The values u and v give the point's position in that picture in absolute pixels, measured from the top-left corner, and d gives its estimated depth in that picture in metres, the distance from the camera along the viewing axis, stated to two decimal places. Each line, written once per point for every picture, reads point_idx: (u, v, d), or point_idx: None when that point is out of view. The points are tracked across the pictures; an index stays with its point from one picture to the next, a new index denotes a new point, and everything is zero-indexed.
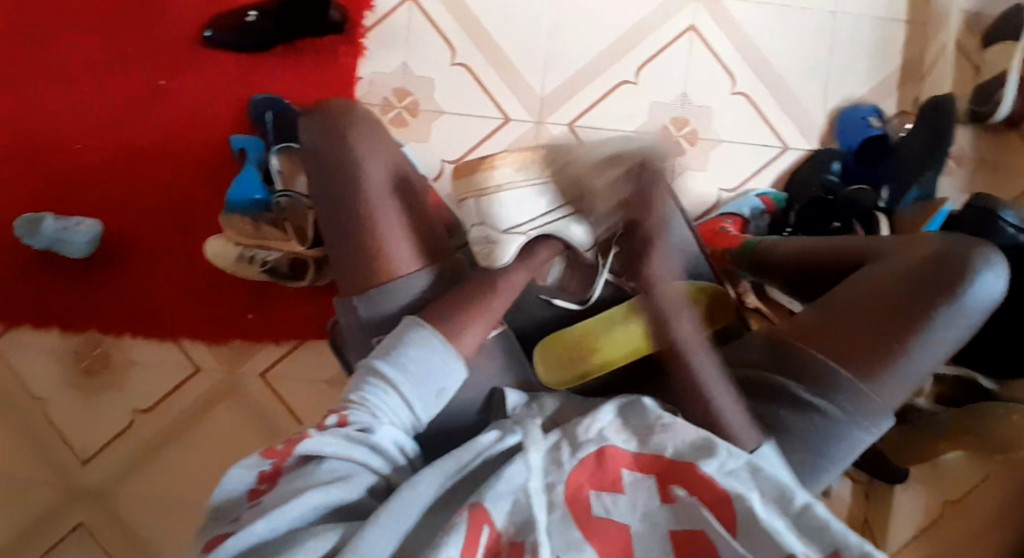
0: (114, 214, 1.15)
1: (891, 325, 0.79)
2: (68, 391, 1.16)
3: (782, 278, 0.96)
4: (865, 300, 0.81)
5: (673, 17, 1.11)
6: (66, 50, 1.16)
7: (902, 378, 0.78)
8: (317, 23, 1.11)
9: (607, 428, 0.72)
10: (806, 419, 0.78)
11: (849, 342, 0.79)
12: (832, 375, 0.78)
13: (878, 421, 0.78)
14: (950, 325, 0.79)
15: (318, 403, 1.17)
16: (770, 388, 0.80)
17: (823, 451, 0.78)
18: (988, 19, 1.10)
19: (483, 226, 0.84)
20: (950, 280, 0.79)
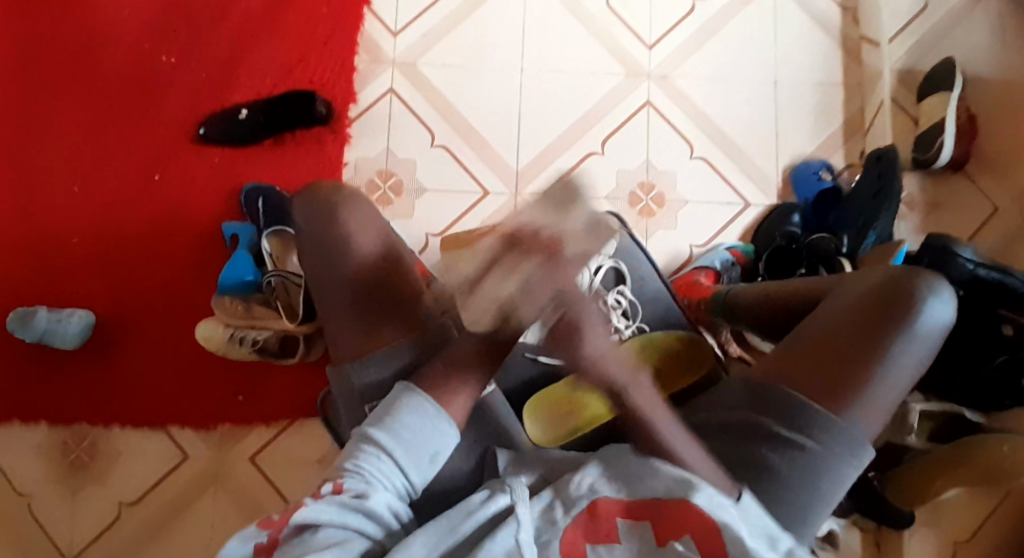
0: (105, 303, 1.18)
1: (853, 357, 0.79)
2: (54, 486, 1.14)
3: (754, 321, 0.96)
4: (824, 333, 0.81)
5: (631, 94, 1.21)
6: (62, 151, 1.21)
7: (874, 408, 0.78)
8: (303, 116, 1.19)
9: (598, 482, 0.75)
10: (788, 454, 0.77)
11: (815, 377, 0.79)
12: (806, 410, 0.78)
13: (856, 452, 0.77)
14: (908, 351, 0.79)
15: (307, 483, 1.14)
16: (750, 427, 0.79)
17: (810, 492, 0.77)
18: (920, 73, 1.20)
19: (460, 286, 0.79)
20: (902, 306, 0.80)
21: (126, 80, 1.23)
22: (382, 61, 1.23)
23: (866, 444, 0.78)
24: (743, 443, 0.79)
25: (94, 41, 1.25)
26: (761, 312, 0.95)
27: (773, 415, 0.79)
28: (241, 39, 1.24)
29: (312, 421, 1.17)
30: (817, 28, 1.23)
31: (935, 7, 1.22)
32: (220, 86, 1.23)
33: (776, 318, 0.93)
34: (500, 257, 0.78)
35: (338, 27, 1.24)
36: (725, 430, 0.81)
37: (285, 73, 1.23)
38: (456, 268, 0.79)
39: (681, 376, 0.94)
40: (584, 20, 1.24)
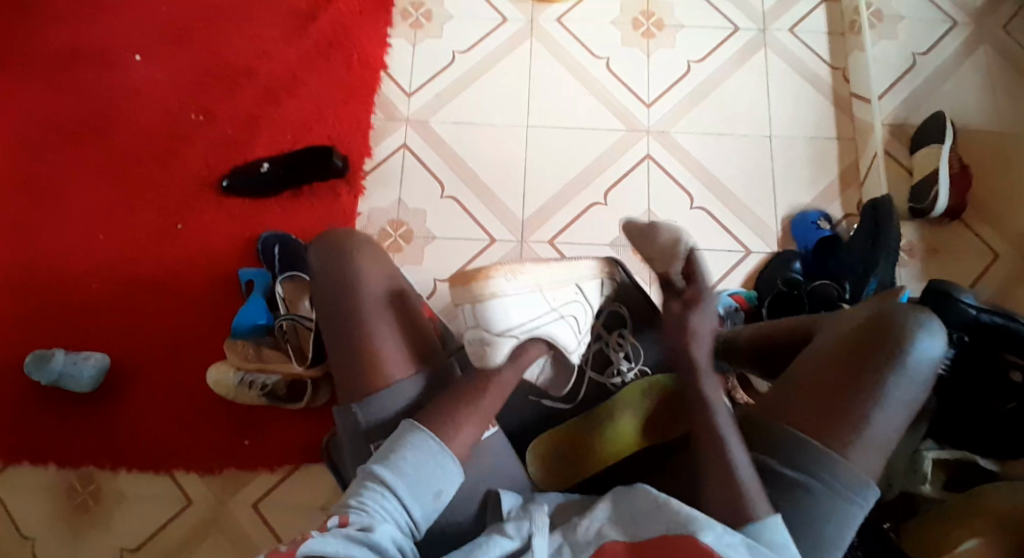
0: (121, 347, 1.21)
1: (847, 389, 0.76)
2: (58, 530, 1.13)
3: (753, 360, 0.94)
4: (817, 367, 0.79)
5: (632, 148, 1.26)
6: (92, 203, 1.28)
7: (874, 444, 0.75)
8: (321, 168, 1.25)
9: (606, 526, 0.72)
10: (789, 494, 0.75)
11: (810, 411, 0.77)
12: (803, 447, 0.76)
13: (859, 491, 0.74)
14: (901, 385, 0.76)
15: (309, 530, 1.13)
16: (749, 467, 0.78)
17: (815, 530, 0.74)
18: (912, 126, 1.25)
19: (478, 328, 0.84)
20: (891, 338, 0.77)
21: (155, 138, 1.31)
22: (395, 119, 1.31)
23: (871, 480, 0.75)
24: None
25: (127, 103, 1.33)
26: (760, 350, 0.92)
27: (772, 454, 0.77)
28: (264, 99, 1.32)
29: (317, 465, 1.16)
30: (809, 88, 1.29)
31: (921, 67, 1.29)
32: (244, 143, 1.30)
33: (779, 352, 0.90)
34: (517, 302, 0.84)
35: (354, 88, 1.32)
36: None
37: (304, 130, 1.30)
38: (471, 311, 0.84)
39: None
40: (585, 81, 1.31)
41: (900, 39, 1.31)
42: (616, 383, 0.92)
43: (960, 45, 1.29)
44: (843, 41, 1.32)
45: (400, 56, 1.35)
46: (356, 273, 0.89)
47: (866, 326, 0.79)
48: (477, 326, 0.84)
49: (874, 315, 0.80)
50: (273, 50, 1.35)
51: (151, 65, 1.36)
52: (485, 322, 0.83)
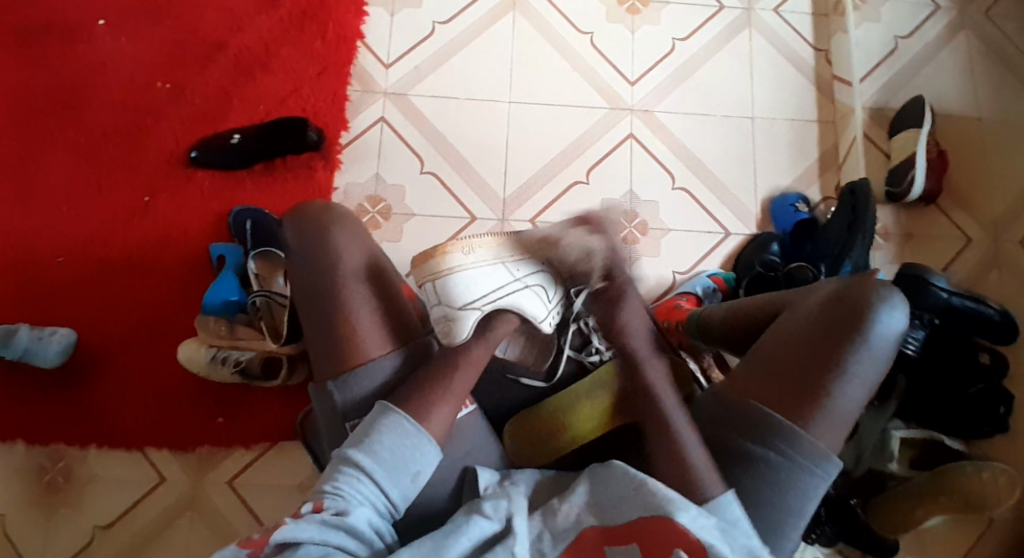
0: (89, 323, 1.17)
1: (810, 365, 0.78)
2: (26, 508, 1.11)
3: (721, 338, 0.96)
4: (781, 344, 0.81)
5: (615, 127, 1.25)
6: (57, 173, 1.23)
7: (836, 418, 0.77)
8: (295, 142, 1.21)
9: (584, 512, 0.73)
10: (752, 468, 0.76)
11: (773, 387, 0.78)
12: (768, 422, 0.77)
13: (823, 464, 0.76)
14: (865, 361, 0.78)
15: (286, 510, 1.12)
16: (721, 446, 0.79)
17: (778, 504, 0.76)
18: (892, 110, 1.26)
19: (441, 304, 0.87)
20: (853, 314, 0.79)
21: (122, 107, 1.27)
22: (374, 92, 1.27)
23: (832, 454, 0.76)
24: (707, 460, 0.78)
25: (93, 70, 1.28)
26: (729, 328, 0.95)
27: (739, 430, 0.78)
28: (236, 69, 1.28)
29: (292, 444, 1.15)
30: (792, 69, 1.29)
31: (903, 51, 1.29)
32: (214, 114, 1.26)
33: (745, 329, 0.92)
34: (476, 276, 0.87)
35: (331, 59, 1.28)
36: (692, 443, 0.80)
37: (277, 102, 1.26)
38: (433, 289, 0.88)
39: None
40: (569, 57, 1.29)
41: (883, 22, 1.31)
42: (595, 361, 0.91)
43: (941, 30, 1.30)
44: (826, 23, 1.32)
45: (378, 27, 1.31)
46: (334, 251, 0.87)
47: (833, 305, 0.81)
48: (440, 303, 0.87)
49: (838, 292, 0.82)
50: (246, 17, 1.31)
51: (116, 30, 1.30)
52: (448, 299, 0.86)
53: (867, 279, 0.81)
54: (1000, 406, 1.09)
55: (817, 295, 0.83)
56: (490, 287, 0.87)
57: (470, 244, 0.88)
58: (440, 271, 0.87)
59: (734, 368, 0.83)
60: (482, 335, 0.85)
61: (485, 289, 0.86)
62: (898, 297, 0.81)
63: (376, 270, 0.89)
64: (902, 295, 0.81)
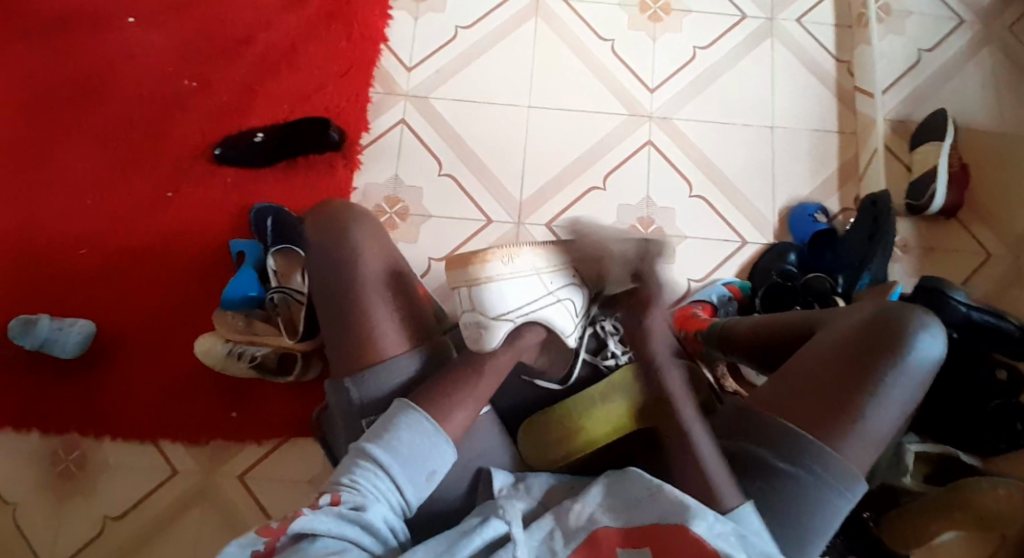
0: (108, 314, 1.19)
1: (845, 387, 0.77)
2: (41, 495, 1.12)
3: (745, 351, 0.96)
4: (814, 364, 0.80)
5: (634, 133, 1.26)
6: (82, 166, 1.25)
7: (868, 440, 0.76)
8: (317, 143, 1.23)
9: (598, 512, 0.72)
10: (777, 483, 0.76)
11: (806, 406, 0.78)
12: (798, 439, 0.76)
13: (849, 484, 0.75)
14: (900, 385, 0.77)
15: (296, 505, 1.13)
16: (743, 458, 0.78)
17: (800, 518, 0.75)
18: (914, 123, 1.25)
19: (474, 312, 0.84)
20: (891, 339, 0.79)
21: (147, 102, 1.28)
22: (395, 94, 1.29)
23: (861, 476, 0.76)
24: (731, 473, 0.78)
25: (120, 66, 1.30)
26: (755, 345, 0.94)
27: (765, 444, 0.78)
28: (261, 68, 1.30)
29: (305, 440, 1.15)
30: (813, 79, 1.29)
31: (926, 64, 1.29)
32: (239, 112, 1.28)
33: (771, 345, 0.92)
34: (512, 285, 0.84)
35: (354, 60, 1.30)
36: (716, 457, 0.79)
37: (301, 101, 1.28)
38: (467, 295, 0.85)
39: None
40: (590, 63, 1.29)
41: (906, 35, 1.30)
42: (609, 365, 0.92)
43: (965, 45, 1.30)
44: (849, 34, 1.32)
45: (402, 29, 1.32)
46: (354, 248, 0.87)
47: (870, 327, 0.80)
48: (473, 310, 0.85)
49: (876, 316, 0.81)
50: (271, 17, 1.32)
51: (144, 27, 1.32)
52: (481, 306, 0.84)
53: (905, 303, 0.81)
54: (1018, 423, 1.07)
55: (853, 317, 0.83)
56: (524, 299, 0.84)
57: (512, 252, 0.84)
58: (477, 277, 0.84)
59: (762, 385, 0.83)
60: (511, 347, 0.84)
61: (519, 301, 0.84)
62: (935, 323, 0.81)
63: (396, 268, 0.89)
64: (940, 323, 0.81)
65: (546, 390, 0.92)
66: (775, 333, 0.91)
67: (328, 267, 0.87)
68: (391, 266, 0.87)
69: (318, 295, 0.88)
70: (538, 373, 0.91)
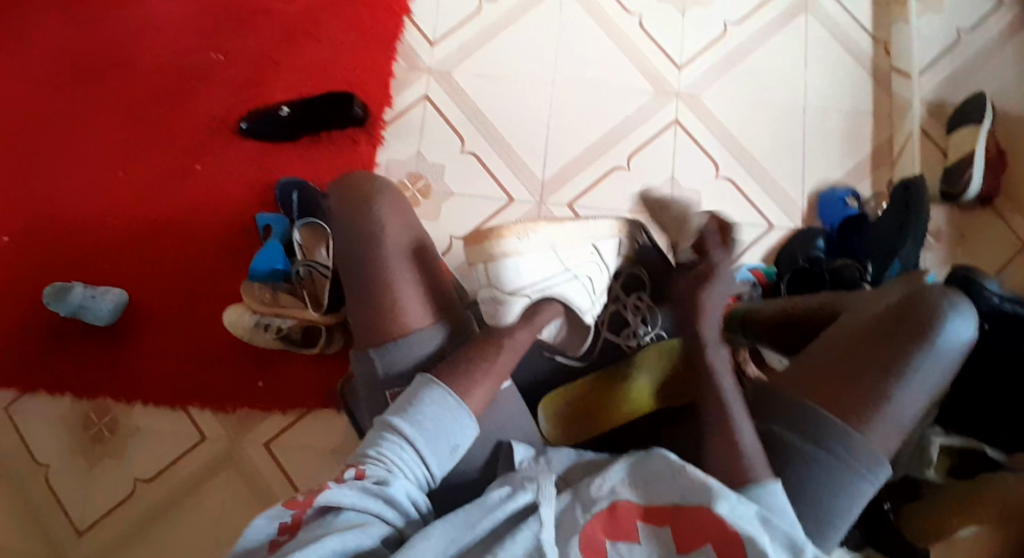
0: (138, 285, 1.22)
1: (871, 371, 0.77)
2: (74, 458, 1.16)
3: (770, 335, 0.96)
4: (841, 347, 0.79)
5: (659, 113, 1.24)
6: (113, 137, 1.27)
7: (892, 424, 0.76)
8: (343, 117, 1.24)
9: (620, 486, 0.73)
10: (799, 465, 0.75)
11: (832, 389, 0.77)
12: (823, 422, 0.76)
13: (874, 467, 0.75)
14: (927, 369, 0.77)
15: (318, 474, 1.15)
16: (767, 438, 0.78)
17: (822, 499, 0.75)
18: (951, 105, 1.21)
19: (490, 287, 0.85)
20: (921, 323, 0.77)
21: (176, 75, 1.30)
22: (419, 69, 1.28)
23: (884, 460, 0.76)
24: None
25: (150, 38, 1.31)
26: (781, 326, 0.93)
27: (789, 426, 0.77)
28: (288, 41, 1.30)
29: (329, 411, 1.18)
30: (848, 59, 1.25)
31: (967, 44, 1.24)
32: (266, 85, 1.28)
33: (798, 327, 0.90)
34: (528, 261, 0.85)
35: (378, 35, 1.29)
36: None
37: (326, 75, 1.28)
38: (483, 270, 0.84)
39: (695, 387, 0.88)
40: (615, 38, 1.27)
41: (946, 13, 1.26)
42: (631, 344, 0.94)
43: (1008, 23, 1.25)
44: (887, 12, 1.28)
45: (427, 3, 1.31)
46: (379, 224, 0.88)
47: (900, 309, 0.79)
48: (489, 285, 0.85)
49: (905, 299, 0.80)
50: None
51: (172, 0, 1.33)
52: (498, 282, 0.84)
53: (939, 287, 0.80)
54: None
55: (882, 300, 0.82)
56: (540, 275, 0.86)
57: (526, 228, 0.85)
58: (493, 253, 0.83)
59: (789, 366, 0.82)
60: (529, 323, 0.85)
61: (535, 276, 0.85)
62: (966, 308, 0.80)
63: (420, 244, 0.90)
64: (971, 307, 0.80)
65: (564, 365, 0.94)
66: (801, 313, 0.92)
67: (354, 241, 0.87)
68: (416, 242, 0.87)
69: (342, 266, 0.88)
70: (558, 349, 0.92)
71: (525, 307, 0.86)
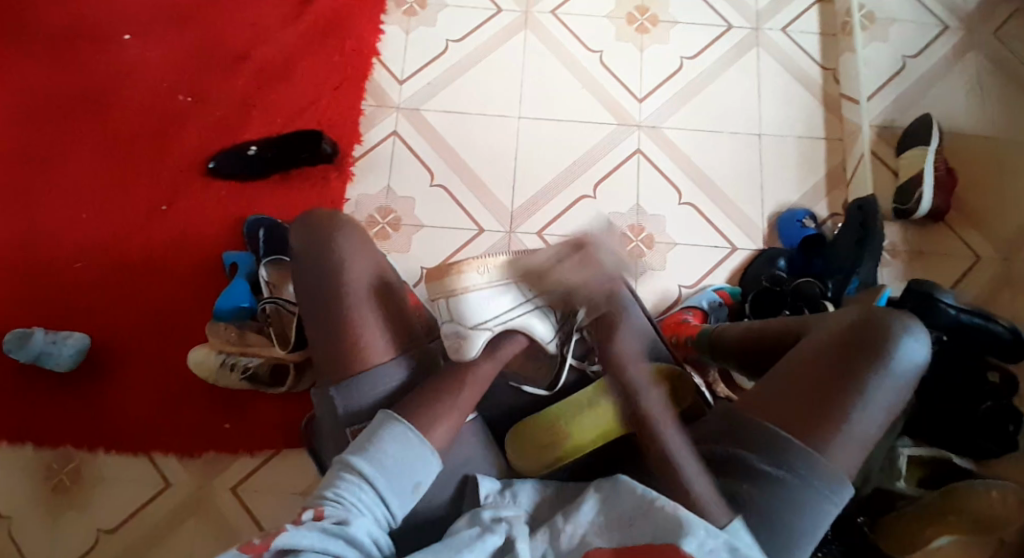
0: (102, 327, 1.19)
1: (828, 391, 0.78)
2: (33, 509, 1.12)
3: (736, 360, 0.96)
4: (800, 369, 0.80)
5: (623, 142, 1.27)
6: (77, 180, 1.26)
7: (853, 444, 0.76)
8: (309, 154, 1.25)
9: (590, 532, 0.73)
10: (764, 488, 0.76)
11: (791, 409, 0.78)
12: (783, 443, 0.76)
13: (835, 487, 0.75)
14: (884, 388, 0.78)
15: (289, 517, 1.12)
16: (732, 463, 0.78)
17: (787, 521, 0.75)
18: (899, 128, 1.26)
19: (453, 322, 0.84)
20: (876, 344, 0.79)
21: (142, 117, 1.30)
22: (387, 106, 1.30)
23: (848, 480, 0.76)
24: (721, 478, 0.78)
25: (116, 82, 1.32)
26: (745, 350, 0.94)
27: (752, 450, 0.78)
28: (255, 82, 1.31)
29: (298, 452, 1.15)
30: (800, 87, 1.31)
31: (911, 70, 1.30)
32: (233, 125, 1.29)
33: (761, 350, 0.92)
34: (492, 294, 0.84)
35: (345, 74, 1.31)
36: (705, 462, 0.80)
37: (294, 115, 1.29)
38: (445, 307, 0.84)
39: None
40: (578, 74, 1.31)
41: (891, 42, 1.32)
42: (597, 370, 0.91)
43: (950, 50, 1.31)
44: (835, 42, 1.34)
45: (393, 43, 1.34)
46: (339, 261, 0.87)
47: (855, 330, 0.80)
48: (453, 320, 0.84)
49: (859, 322, 0.82)
50: (264, 33, 1.34)
51: (139, 44, 1.34)
52: (460, 316, 0.84)
53: (890, 309, 0.82)
54: (1010, 425, 1.08)
55: (836, 323, 0.83)
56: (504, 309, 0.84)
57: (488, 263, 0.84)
58: (455, 290, 0.84)
59: (751, 389, 0.83)
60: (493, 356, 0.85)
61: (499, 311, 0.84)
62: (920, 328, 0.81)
63: (384, 280, 0.89)
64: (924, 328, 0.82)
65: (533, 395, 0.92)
66: (762, 337, 0.92)
67: (315, 281, 0.87)
68: (378, 276, 0.87)
69: (306, 306, 0.87)
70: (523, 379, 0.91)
71: (489, 339, 0.85)
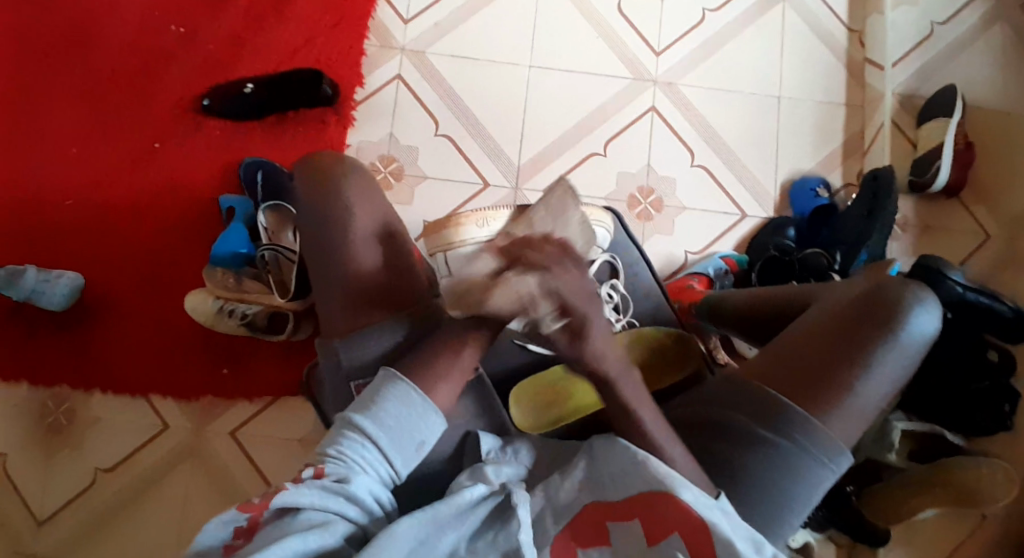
0: (95, 267, 1.17)
1: (832, 359, 0.77)
2: (29, 447, 1.12)
3: (737, 325, 0.95)
4: (805, 337, 0.79)
5: (637, 99, 1.23)
6: (67, 112, 1.21)
7: (853, 414, 0.76)
8: (309, 96, 1.20)
9: (585, 490, 0.72)
10: (761, 455, 0.75)
11: (794, 377, 0.77)
12: (784, 412, 0.76)
13: (832, 454, 0.75)
14: (889, 361, 0.77)
15: (288, 463, 1.13)
16: (727, 429, 0.77)
17: (784, 488, 0.75)
18: (922, 97, 1.23)
19: (454, 276, 0.83)
20: (884, 315, 0.77)
21: (134, 47, 1.24)
22: (391, 48, 1.24)
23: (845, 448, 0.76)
24: (714, 443, 0.77)
25: (107, 8, 1.25)
26: (748, 317, 0.93)
27: (749, 414, 0.77)
28: (254, 16, 1.25)
29: (298, 399, 1.15)
30: (823, 48, 1.26)
31: (940, 36, 1.25)
32: (231, 61, 1.23)
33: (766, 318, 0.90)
34: None
35: (349, 12, 1.25)
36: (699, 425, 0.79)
37: (294, 53, 1.23)
38: (446, 261, 0.85)
39: (666, 373, 0.89)
40: (594, 23, 1.25)
41: (920, 5, 1.27)
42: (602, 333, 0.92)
43: (981, 16, 1.26)
44: (863, 2, 1.28)
45: None
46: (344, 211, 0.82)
47: (862, 300, 0.79)
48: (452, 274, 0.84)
49: (866, 291, 0.80)
50: None
51: None
52: (461, 271, 0.84)
53: (902, 278, 0.80)
54: (1004, 404, 1.09)
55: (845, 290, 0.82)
56: None
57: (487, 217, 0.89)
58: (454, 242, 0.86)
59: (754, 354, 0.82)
60: None
61: None
62: (931, 299, 0.80)
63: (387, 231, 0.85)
64: (935, 298, 0.80)
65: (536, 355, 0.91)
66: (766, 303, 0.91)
67: (315, 232, 0.83)
68: (381, 228, 0.83)
69: (306, 255, 0.84)
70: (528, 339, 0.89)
71: None
